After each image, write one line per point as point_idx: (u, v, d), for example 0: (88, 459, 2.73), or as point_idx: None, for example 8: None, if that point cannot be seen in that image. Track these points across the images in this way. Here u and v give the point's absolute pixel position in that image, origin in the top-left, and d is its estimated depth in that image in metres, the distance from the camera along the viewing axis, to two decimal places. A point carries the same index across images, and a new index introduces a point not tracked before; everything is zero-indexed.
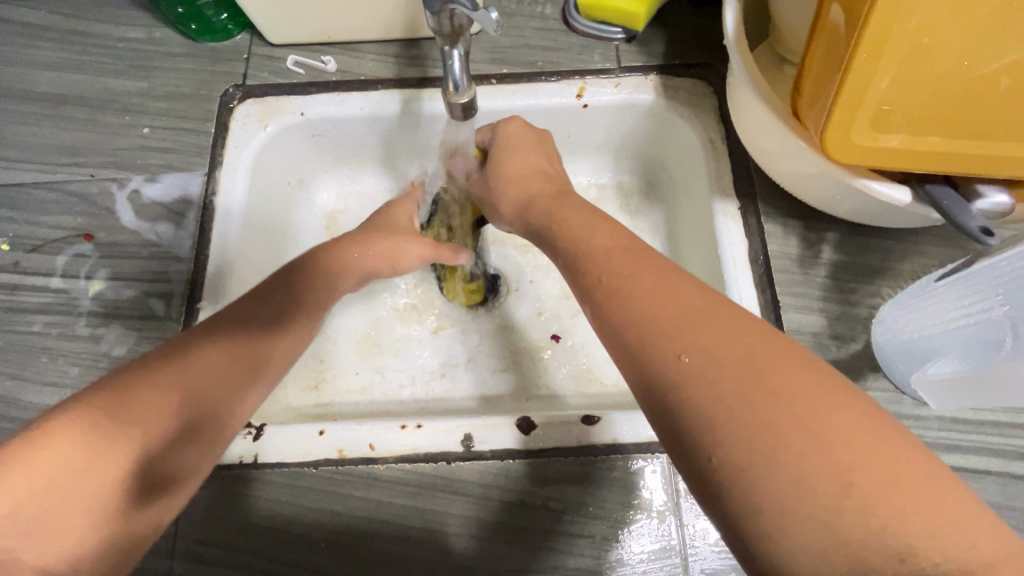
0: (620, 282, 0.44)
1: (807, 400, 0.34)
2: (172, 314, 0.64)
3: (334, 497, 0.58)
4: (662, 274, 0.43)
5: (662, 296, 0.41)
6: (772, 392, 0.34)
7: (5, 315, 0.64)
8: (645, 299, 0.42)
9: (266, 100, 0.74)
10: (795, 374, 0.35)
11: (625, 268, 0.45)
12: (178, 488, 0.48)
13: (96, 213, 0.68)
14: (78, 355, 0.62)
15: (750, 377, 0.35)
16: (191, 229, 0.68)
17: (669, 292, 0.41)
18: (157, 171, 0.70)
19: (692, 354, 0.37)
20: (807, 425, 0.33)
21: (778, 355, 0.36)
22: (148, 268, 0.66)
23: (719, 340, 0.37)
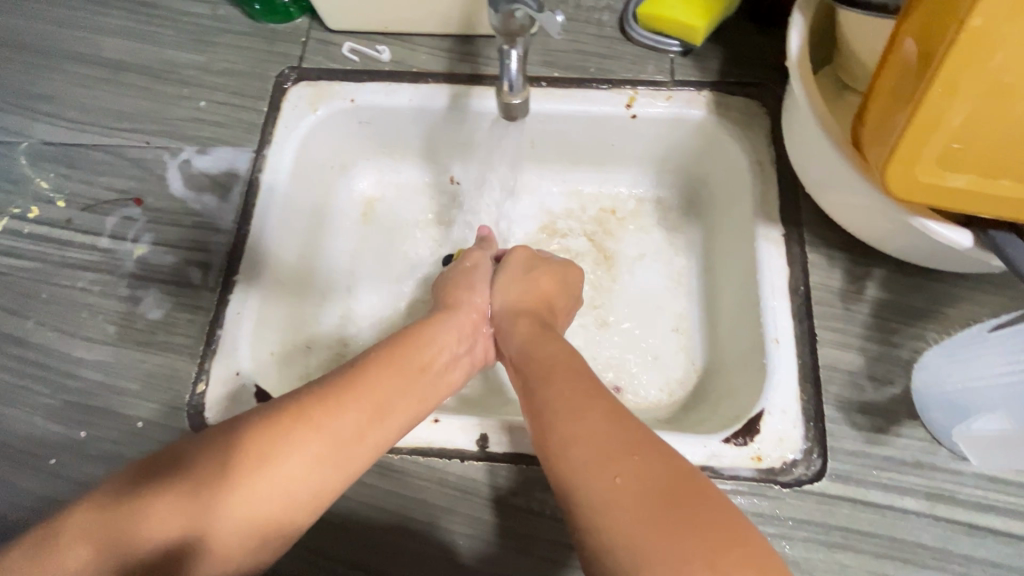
0: (540, 394, 0.51)
1: (672, 483, 0.41)
2: (209, 284, 0.65)
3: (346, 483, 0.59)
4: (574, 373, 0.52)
5: (575, 401, 0.48)
6: (646, 474, 0.42)
7: (53, 268, 0.66)
8: (569, 409, 0.48)
9: (318, 84, 0.75)
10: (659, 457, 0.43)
11: (543, 374, 0.53)
12: (190, 497, 0.44)
13: (147, 179, 0.70)
14: (117, 314, 0.64)
15: (626, 456, 0.43)
16: (235, 203, 0.69)
17: (592, 408, 0.47)
18: (208, 144, 0.72)
19: (604, 476, 0.42)
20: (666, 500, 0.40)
21: (680, 479, 0.42)
22: (190, 237, 0.67)
23: (622, 467, 0.42)
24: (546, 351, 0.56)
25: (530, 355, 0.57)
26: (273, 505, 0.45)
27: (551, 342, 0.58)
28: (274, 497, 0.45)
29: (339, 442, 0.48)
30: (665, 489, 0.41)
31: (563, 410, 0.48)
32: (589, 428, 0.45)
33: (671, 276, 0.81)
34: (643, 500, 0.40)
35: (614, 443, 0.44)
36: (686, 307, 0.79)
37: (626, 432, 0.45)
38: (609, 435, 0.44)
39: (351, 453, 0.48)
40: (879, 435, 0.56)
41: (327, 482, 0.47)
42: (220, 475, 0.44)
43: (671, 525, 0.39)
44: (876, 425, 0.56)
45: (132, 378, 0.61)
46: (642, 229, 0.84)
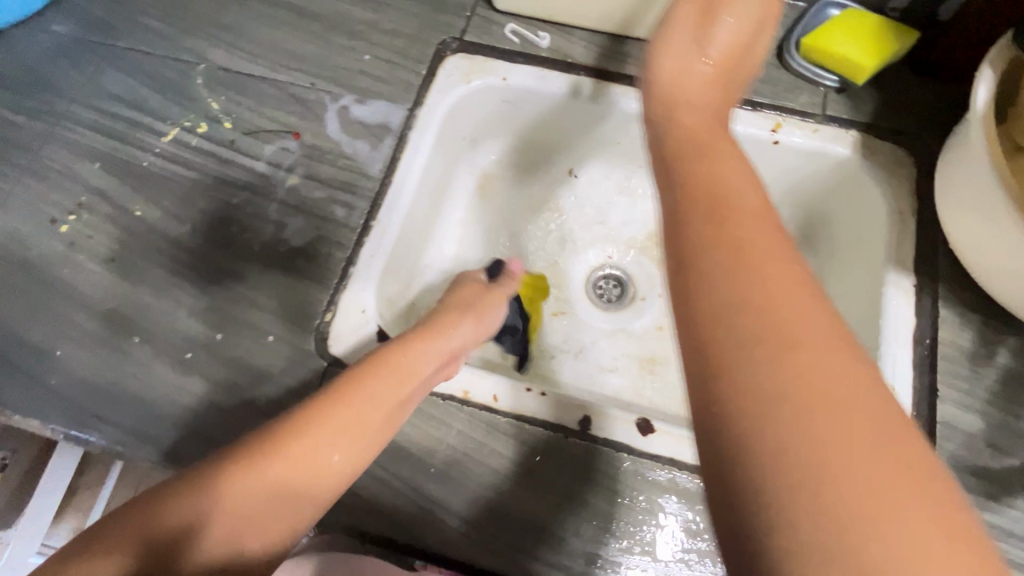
0: (696, 235, 0.40)
1: (881, 442, 0.30)
2: (351, 223, 0.69)
3: (449, 433, 0.60)
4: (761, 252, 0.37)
5: (765, 256, 0.37)
6: (833, 416, 0.30)
7: (214, 181, 0.71)
8: (752, 259, 0.37)
9: (475, 58, 0.78)
10: (845, 345, 0.34)
11: (718, 242, 0.39)
12: (206, 475, 0.46)
13: (307, 116, 0.75)
14: (264, 235, 0.68)
15: (814, 400, 0.31)
16: (384, 153, 0.72)
17: (769, 239, 0.39)
18: (367, 95, 0.76)
19: (775, 351, 0.33)
20: (863, 439, 0.30)
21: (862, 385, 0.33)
22: (339, 177, 0.71)
23: (802, 348, 0.33)
24: (703, 135, 0.49)
25: (698, 176, 0.44)
26: (279, 479, 0.47)
27: (738, 177, 0.44)
28: (278, 469, 0.47)
29: (333, 424, 0.50)
30: (843, 386, 0.32)
31: (744, 343, 0.34)
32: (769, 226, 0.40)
33: None
34: (807, 382, 0.32)
35: (801, 320, 0.34)
36: None
37: (818, 316, 0.35)
38: (809, 310, 0.35)
39: (343, 428, 0.50)
40: (990, 502, 0.55)
41: (329, 459, 0.49)
42: (232, 454, 0.47)
43: (855, 429, 0.30)
44: (989, 492, 0.55)
45: (271, 296, 0.65)
46: None
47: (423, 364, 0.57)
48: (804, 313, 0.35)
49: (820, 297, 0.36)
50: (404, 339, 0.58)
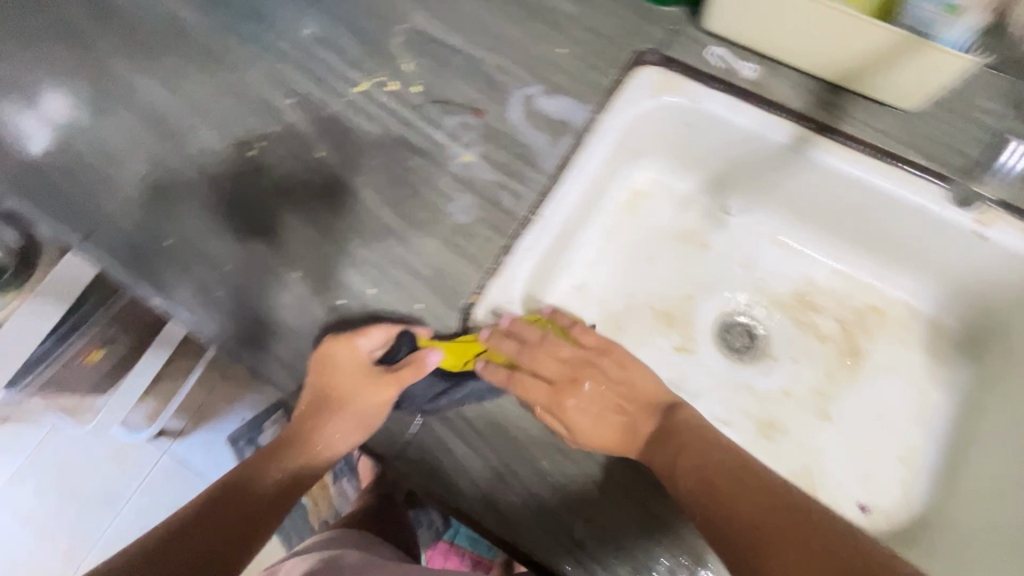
0: (682, 468, 0.55)
1: (815, 546, 0.46)
2: (515, 212, 0.69)
3: (575, 450, 0.61)
4: (701, 457, 0.56)
5: (722, 471, 0.54)
6: (741, 479, 0.53)
7: (393, 141, 0.73)
8: (717, 472, 0.54)
9: (670, 75, 0.76)
10: (788, 497, 0.51)
11: (685, 455, 0.56)
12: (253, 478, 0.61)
13: (491, 96, 0.75)
14: (430, 204, 0.70)
15: (760, 534, 0.48)
16: (560, 151, 0.72)
17: (734, 467, 0.54)
18: (554, 89, 0.75)
19: (745, 526, 0.49)
20: (757, 494, 0.51)
21: (792, 508, 0.49)
22: (511, 164, 0.71)
23: (767, 525, 0.48)
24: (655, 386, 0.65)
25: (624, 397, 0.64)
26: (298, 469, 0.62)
27: (709, 450, 0.56)
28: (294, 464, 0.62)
29: (332, 437, 0.63)
30: (794, 526, 0.47)
31: (727, 539, 0.49)
32: (730, 462, 0.55)
33: (916, 404, 0.77)
34: (767, 508, 0.50)
35: (756, 487, 0.52)
36: (922, 442, 0.75)
37: (766, 481, 0.53)
38: (747, 484, 0.52)
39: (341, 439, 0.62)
40: None
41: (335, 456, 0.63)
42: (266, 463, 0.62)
43: (793, 532, 0.47)
44: None
45: (427, 265, 0.67)
46: (901, 342, 0.80)
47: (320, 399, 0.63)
48: (715, 459, 0.55)
49: (762, 481, 0.53)
50: (322, 375, 0.63)
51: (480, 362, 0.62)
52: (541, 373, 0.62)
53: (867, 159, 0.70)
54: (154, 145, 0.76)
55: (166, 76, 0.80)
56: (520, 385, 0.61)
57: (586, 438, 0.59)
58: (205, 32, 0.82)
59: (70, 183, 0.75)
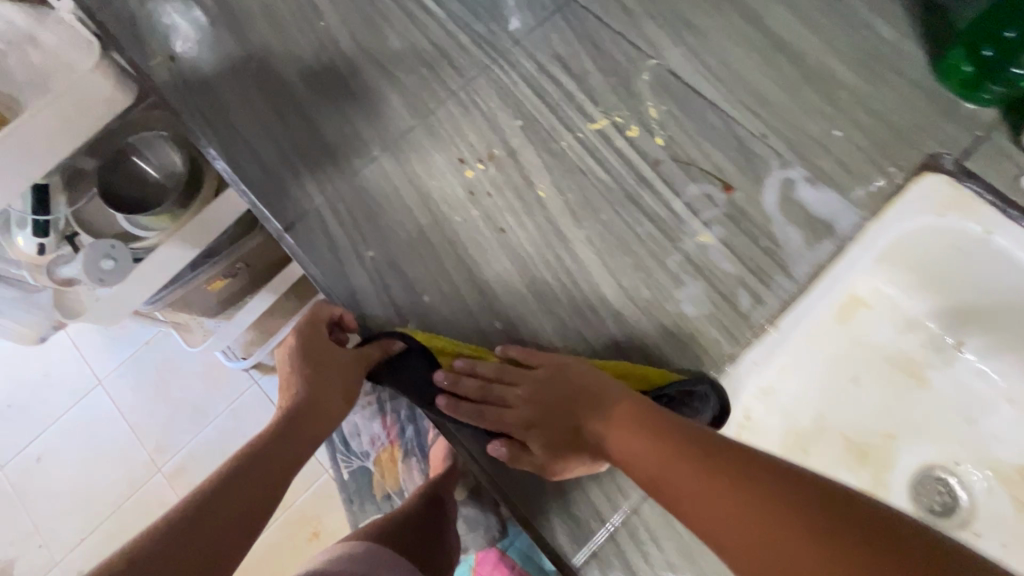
0: (683, 504, 0.44)
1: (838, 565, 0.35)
2: (751, 317, 0.60)
3: None
4: (628, 436, 0.50)
5: (659, 465, 0.47)
6: (733, 491, 0.41)
7: (624, 197, 0.65)
8: (694, 505, 0.43)
9: (964, 191, 0.64)
10: (755, 496, 0.40)
11: (674, 491, 0.45)
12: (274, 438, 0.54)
13: (745, 171, 0.65)
14: (656, 283, 0.62)
15: None
16: (815, 256, 0.62)
17: (670, 460, 0.46)
18: (820, 178, 0.65)
19: None
20: (689, 450, 0.46)
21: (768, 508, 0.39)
22: (756, 259, 0.62)
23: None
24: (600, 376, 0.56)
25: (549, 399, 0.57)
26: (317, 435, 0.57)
27: (678, 472, 0.45)
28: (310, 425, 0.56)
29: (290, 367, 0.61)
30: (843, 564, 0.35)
31: None
32: (655, 456, 0.47)
33: None
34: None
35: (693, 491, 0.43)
36: None
37: (687, 472, 0.45)
38: (717, 498, 0.42)
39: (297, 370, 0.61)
40: None
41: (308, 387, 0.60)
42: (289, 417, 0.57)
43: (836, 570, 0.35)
44: None
45: (639, 353, 0.61)
46: None
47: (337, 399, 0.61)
48: (640, 439, 0.49)
49: (688, 454, 0.46)
50: (304, 351, 0.61)
51: (458, 360, 0.60)
52: (498, 396, 0.59)
53: None
54: (367, 141, 0.71)
55: (389, 62, 0.74)
56: (493, 419, 0.59)
57: (563, 471, 0.57)
58: (437, 21, 0.76)
59: (282, 162, 0.72)
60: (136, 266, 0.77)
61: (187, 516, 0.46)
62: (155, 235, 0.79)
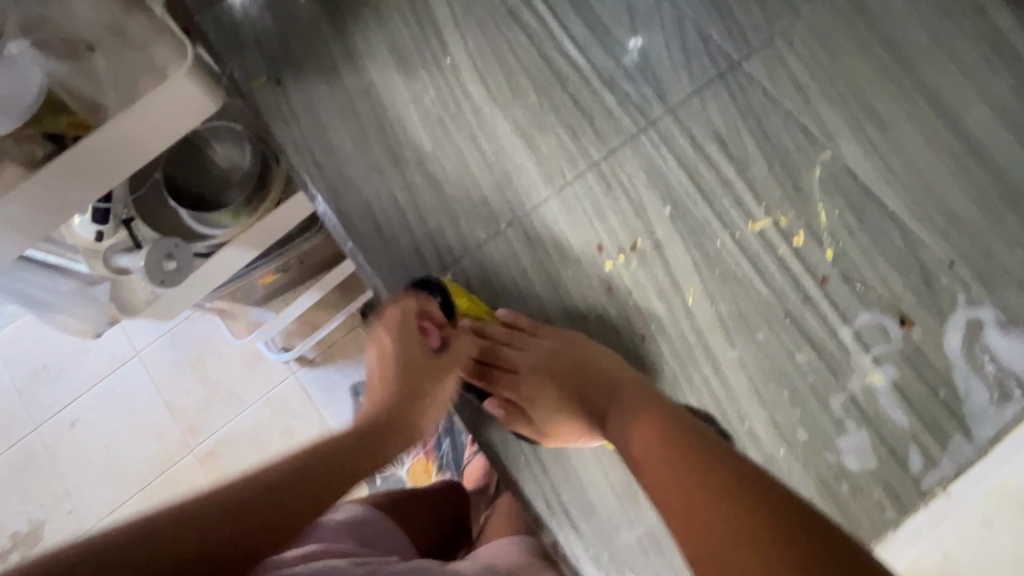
0: (654, 487, 0.45)
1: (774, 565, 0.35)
2: (921, 480, 0.54)
3: None
4: (645, 447, 0.47)
5: (658, 455, 0.46)
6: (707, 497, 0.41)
7: (784, 318, 0.58)
8: (664, 484, 0.44)
9: None
10: (726, 490, 0.41)
11: (667, 475, 0.44)
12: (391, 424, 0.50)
13: (927, 305, 0.57)
14: (815, 425, 0.56)
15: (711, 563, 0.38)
16: (1002, 418, 0.54)
17: (672, 453, 0.45)
18: (1017, 324, 0.56)
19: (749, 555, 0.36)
20: (689, 453, 0.45)
21: (737, 501, 0.39)
22: (932, 412, 0.55)
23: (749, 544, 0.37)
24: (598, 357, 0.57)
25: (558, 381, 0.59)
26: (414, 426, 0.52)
27: (672, 460, 0.45)
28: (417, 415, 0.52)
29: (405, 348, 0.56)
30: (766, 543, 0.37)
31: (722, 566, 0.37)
32: (670, 454, 0.45)
33: None
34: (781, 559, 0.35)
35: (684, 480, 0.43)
36: None
37: (676, 458, 0.45)
38: (692, 483, 0.42)
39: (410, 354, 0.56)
40: None
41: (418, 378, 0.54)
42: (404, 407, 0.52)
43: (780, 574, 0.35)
44: None
45: None
46: None
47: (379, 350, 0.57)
48: (660, 441, 0.47)
49: (695, 462, 0.44)
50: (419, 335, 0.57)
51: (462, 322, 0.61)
52: (506, 363, 0.61)
53: None
54: (496, 211, 0.64)
55: (523, 118, 0.66)
56: (499, 383, 0.62)
57: (548, 433, 0.59)
58: (579, 75, 0.67)
59: (394, 223, 0.66)
60: (200, 269, 0.62)
61: (314, 463, 0.40)
62: (220, 233, 0.62)
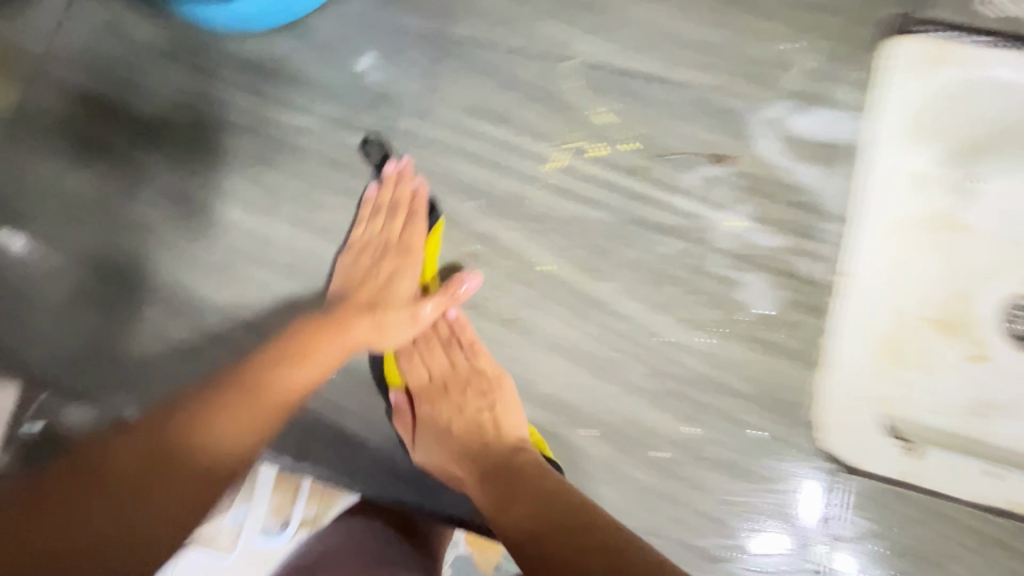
0: (511, 480, 0.52)
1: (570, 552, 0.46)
2: (824, 280, 0.55)
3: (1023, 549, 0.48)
4: (507, 481, 0.52)
5: (515, 474, 0.52)
6: (534, 481, 0.51)
7: (628, 224, 0.57)
8: (527, 495, 0.50)
9: (933, 42, 0.60)
10: (550, 496, 0.49)
11: (504, 468, 0.53)
12: (178, 422, 0.46)
13: (728, 133, 0.59)
14: (718, 296, 0.55)
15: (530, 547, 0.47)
16: (840, 185, 0.58)
17: (540, 473, 0.51)
18: (804, 102, 0.59)
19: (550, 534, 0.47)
20: (524, 494, 0.51)
21: (606, 525, 0.47)
22: (794, 217, 0.56)
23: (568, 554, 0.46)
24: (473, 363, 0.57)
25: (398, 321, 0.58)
26: (232, 420, 0.47)
27: (535, 483, 0.51)
28: (234, 430, 0.46)
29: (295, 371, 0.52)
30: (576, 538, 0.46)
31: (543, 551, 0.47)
32: (547, 481, 0.51)
33: None
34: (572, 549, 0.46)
35: (574, 501, 0.49)
36: None
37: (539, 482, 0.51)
38: (522, 480, 0.51)
39: (319, 368, 0.53)
40: None
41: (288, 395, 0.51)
42: (220, 414, 0.47)
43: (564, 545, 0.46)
44: None
45: (746, 377, 0.53)
46: None
47: (400, 221, 0.60)
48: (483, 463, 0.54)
49: (562, 488, 0.50)
50: (410, 321, 0.58)
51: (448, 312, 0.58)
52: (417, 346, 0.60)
53: None
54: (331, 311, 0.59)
55: (298, 212, 0.63)
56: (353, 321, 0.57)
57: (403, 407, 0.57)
58: (321, 138, 0.63)
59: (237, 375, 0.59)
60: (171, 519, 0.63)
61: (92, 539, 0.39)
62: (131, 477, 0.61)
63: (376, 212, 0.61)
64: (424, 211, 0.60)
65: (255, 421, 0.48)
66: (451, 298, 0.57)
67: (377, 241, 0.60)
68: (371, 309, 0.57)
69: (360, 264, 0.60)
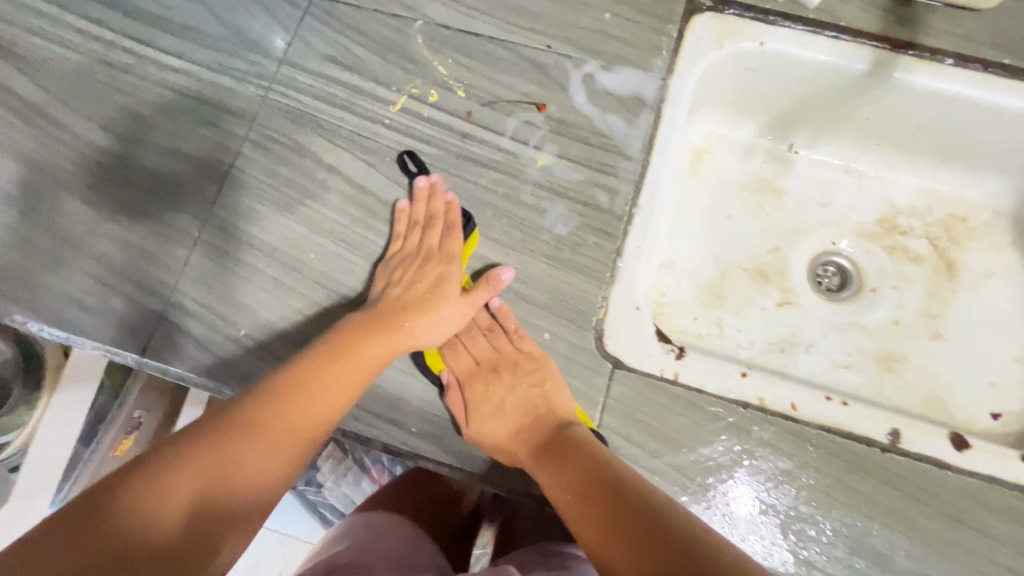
0: (559, 472, 0.52)
1: (619, 531, 0.44)
2: (617, 210, 0.63)
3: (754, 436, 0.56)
4: (556, 470, 0.52)
5: (573, 468, 0.52)
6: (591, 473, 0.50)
7: (453, 160, 0.65)
8: (575, 481, 0.50)
9: (726, 18, 0.69)
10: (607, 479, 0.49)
11: (553, 456, 0.53)
12: (232, 441, 0.49)
13: (547, 85, 0.67)
14: (523, 222, 0.63)
15: (596, 539, 0.46)
16: (642, 130, 0.65)
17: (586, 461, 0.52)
18: (615, 61, 0.68)
19: (603, 519, 0.46)
20: (581, 481, 0.50)
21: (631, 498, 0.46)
22: (595, 157, 0.64)
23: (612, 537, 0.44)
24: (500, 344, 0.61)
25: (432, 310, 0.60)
26: (257, 428, 0.51)
27: (574, 471, 0.51)
28: (265, 452, 0.50)
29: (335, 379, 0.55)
30: (623, 520, 0.44)
31: (598, 536, 0.45)
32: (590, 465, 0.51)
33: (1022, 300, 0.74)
34: (621, 532, 0.44)
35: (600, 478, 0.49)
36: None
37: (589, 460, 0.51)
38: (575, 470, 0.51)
39: (353, 380, 0.56)
40: None
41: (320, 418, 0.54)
42: (256, 436, 0.50)
43: (609, 526, 0.45)
44: None
45: (539, 289, 0.61)
46: (995, 246, 0.77)
47: (439, 230, 0.63)
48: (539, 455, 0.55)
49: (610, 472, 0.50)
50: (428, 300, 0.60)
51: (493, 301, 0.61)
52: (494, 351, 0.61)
53: (931, 67, 0.67)
54: (187, 228, 0.66)
55: (165, 140, 0.69)
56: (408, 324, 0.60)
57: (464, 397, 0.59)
58: (192, 78, 0.70)
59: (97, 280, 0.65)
60: None
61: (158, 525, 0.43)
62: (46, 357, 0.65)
63: (411, 225, 0.64)
64: (460, 223, 0.63)
65: (282, 434, 0.51)
66: (489, 289, 0.60)
67: (407, 251, 0.63)
68: (423, 307, 0.60)
69: (394, 274, 0.62)
